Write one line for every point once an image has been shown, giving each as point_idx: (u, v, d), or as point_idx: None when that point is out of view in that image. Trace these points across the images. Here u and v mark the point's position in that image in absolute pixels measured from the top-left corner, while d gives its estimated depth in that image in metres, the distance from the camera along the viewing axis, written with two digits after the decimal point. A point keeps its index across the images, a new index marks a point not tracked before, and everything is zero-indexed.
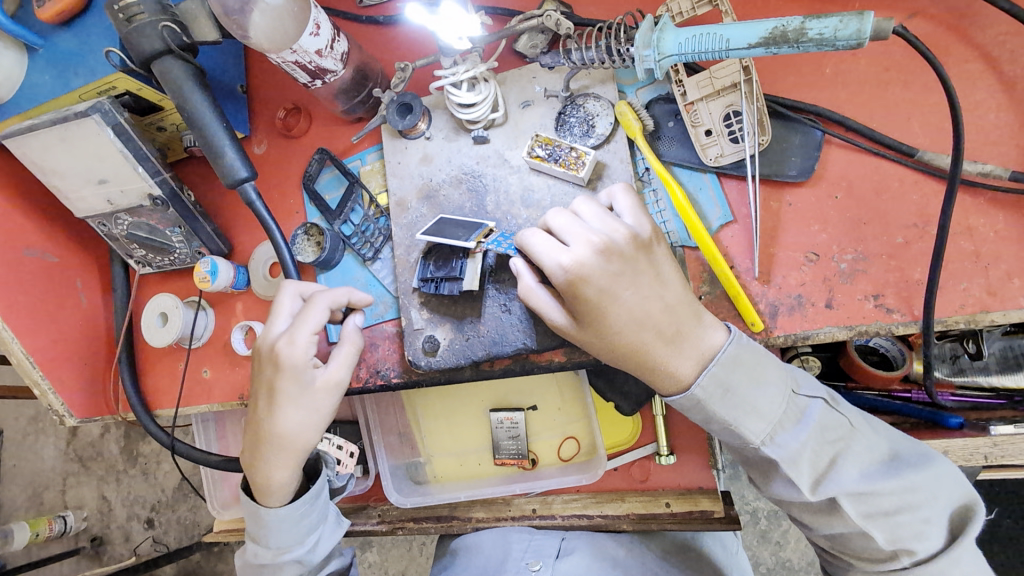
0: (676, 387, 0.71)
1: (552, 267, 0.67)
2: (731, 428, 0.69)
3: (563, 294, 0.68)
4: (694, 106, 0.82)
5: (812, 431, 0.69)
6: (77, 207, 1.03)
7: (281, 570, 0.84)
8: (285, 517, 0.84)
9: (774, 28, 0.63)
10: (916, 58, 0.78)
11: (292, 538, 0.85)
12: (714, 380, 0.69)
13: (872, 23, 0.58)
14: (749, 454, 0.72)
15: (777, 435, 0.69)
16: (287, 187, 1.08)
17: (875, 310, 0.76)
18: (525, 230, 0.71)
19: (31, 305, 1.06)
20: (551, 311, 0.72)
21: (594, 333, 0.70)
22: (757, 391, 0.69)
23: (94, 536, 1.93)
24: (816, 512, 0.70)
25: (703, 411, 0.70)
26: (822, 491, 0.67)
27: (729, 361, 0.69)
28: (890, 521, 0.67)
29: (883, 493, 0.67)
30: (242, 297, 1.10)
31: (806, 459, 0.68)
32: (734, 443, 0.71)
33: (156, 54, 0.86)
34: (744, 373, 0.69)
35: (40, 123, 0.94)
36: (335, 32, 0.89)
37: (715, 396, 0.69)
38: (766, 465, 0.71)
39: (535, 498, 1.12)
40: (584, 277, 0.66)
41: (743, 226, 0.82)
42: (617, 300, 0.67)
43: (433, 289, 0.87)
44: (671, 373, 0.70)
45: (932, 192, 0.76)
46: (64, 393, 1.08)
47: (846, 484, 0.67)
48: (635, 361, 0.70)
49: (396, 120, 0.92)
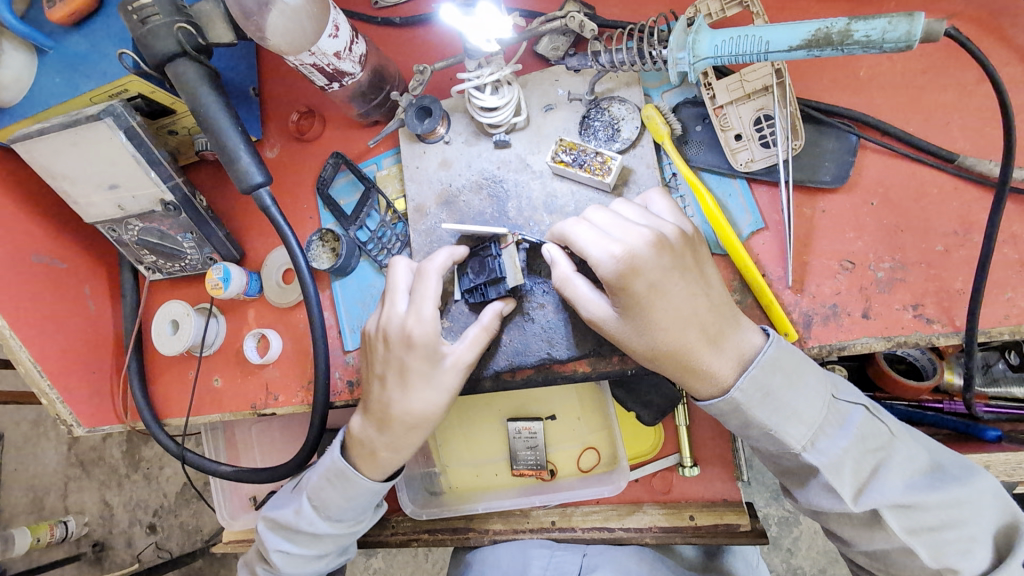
0: (715, 391, 0.69)
1: (598, 259, 0.65)
2: (772, 433, 0.68)
3: (608, 289, 0.65)
4: (724, 110, 0.79)
5: (854, 438, 0.67)
6: (87, 212, 1.00)
7: (323, 539, 0.88)
8: (364, 490, 0.85)
9: (817, 30, 0.61)
10: (954, 62, 0.76)
11: (353, 518, 0.88)
12: (754, 383, 0.67)
13: (922, 25, 0.56)
14: (787, 462, 0.70)
15: (818, 441, 0.67)
16: (301, 192, 1.06)
17: (914, 320, 0.74)
18: (566, 222, 0.70)
19: (39, 312, 1.03)
20: (586, 307, 0.70)
21: (635, 330, 0.67)
22: (799, 395, 0.67)
23: (95, 542, 1.90)
24: (857, 525, 0.67)
25: (740, 415, 0.68)
26: (864, 501, 0.65)
27: (770, 364, 0.67)
28: (933, 537, 0.65)
29: (926, 507, 0.64)
30: (255, 304, 1.08)
31: (847, 468, 0.66)
32: (773, 449, 0.69)
33: (170, 56, 0.83)
34: (784, 377, 0.67)
35: (50, 127, 0.92)
36: (354, 34, 0.87)
37: (755, 400, 0.67)
38: (804, 472, 0.69)
39: (554, 509, 1.09)
40: (633, 269, 0.64)
41: (775, 233, 0.80)
42: (665, 296, 0.65)
43: (479, 296, 0.85)
44: (713, 375, 0.68)
45: (973, 198, 0.74)
46: (73, 403, 1.05)
47: (890, 495, 0.64)
48: (675, 361, 0.67)
49: (415, 123, 0.90)
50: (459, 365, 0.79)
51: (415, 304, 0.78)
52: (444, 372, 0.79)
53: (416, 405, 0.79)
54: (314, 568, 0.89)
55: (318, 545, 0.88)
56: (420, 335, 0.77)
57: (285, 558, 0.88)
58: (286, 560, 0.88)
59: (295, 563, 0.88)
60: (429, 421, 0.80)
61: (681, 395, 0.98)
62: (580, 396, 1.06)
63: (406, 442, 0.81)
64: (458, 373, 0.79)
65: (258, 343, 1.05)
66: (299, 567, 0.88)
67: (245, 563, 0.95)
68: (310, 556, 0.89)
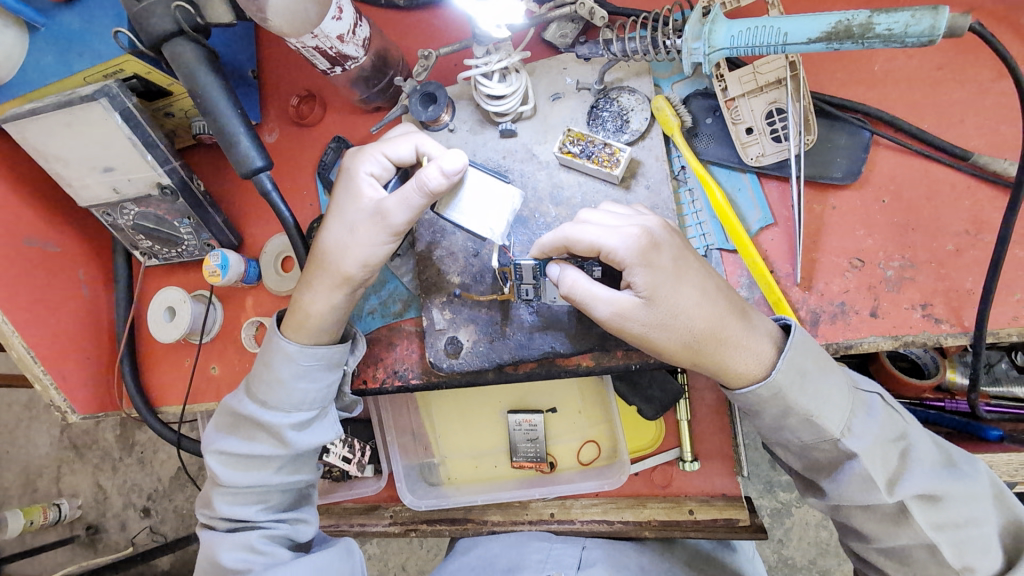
0: (757, 374, 0.67)
1: (624, 238, 0.64)
2: (812, 419, 0.65)
3: (632, 271, 0.64)
4: (736, 102, 0.77)
5: (880, 426, 0.66)
6: (81, 195, 0.98)
7: (256, 434, 0.84)
8: (285, 360, 0.82)
9: (838, 22, 0.59)
10: (973, 58, 0.75)
11: (284, 408, 0.83)
12: (792, 365, 0.65)
13: (947, 20, 0.55)
14: (818, 455, 0.67)
15: (853, 426, 0.65)
16: (301, 178, 1.04)
17: (923, 319, 0.73)
18: (563, 224, 0.68)
19: (31, 298, 1.01)
20: (607, 305, 0.66)
21: (667, 312, 0.65)
22: (832, 379, 0.66)
23: (89, 524, 1.89)
24: (881, 520, 0.65)
25: (781, 403, 0.66)
26: (898, 492, 0.63)
27: (800, 346, 0.66)
28: (955, 534, 0.64)
29: (948, 501, 0.63)
30: (253, 292, 1.06)
31: (879, 455, 0.65)
32: (808, 440, 0.67)
33: (167, 36, 0.81)
34: (815, 360, 0.66)
35: (42, 107, 0.90)
36: (358, 17, 0.85)
37: (795, 385, 0.65)
38: (836, 463, 0.66)
39: (552, 502, 1.09)
40: (655, 243, 0.64)
41: (784, 229, 0.79)
42: (688, 269, 0.66)
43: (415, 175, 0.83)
44: (752, 350, 0.66)
45: (986, 198, 0.73)
46: (66, 389, 1.04)
47: (923, 482, 0.63)
48: (715, 342, 0.66)
49: (419, 111, 0.87)
50: (373, 210, 0.77)
51: (371, 145, 0.79)
52: (360, 210, 0.78)
53: (330, 239, 0.80)
54: (253, 480, 0.83)
55: (254, 445, 0.83)
56: (349, 164, 0.80)
57: (220, 456, 0.84)
58: (229, 463, 0.84)
59: (234, 473, 0.84)
60: (338, 262, 0.79)
61: (682, 389, 0.97)
62: (581, 389, 1.06)
63: (318, 283, 0.81)
64: (369, 218, 0.77)
65: (256, 332, 1.05)
66: (238, 472, 0.84)
67: (200, 499, 0.89)
68: (248, 461, 0.84)
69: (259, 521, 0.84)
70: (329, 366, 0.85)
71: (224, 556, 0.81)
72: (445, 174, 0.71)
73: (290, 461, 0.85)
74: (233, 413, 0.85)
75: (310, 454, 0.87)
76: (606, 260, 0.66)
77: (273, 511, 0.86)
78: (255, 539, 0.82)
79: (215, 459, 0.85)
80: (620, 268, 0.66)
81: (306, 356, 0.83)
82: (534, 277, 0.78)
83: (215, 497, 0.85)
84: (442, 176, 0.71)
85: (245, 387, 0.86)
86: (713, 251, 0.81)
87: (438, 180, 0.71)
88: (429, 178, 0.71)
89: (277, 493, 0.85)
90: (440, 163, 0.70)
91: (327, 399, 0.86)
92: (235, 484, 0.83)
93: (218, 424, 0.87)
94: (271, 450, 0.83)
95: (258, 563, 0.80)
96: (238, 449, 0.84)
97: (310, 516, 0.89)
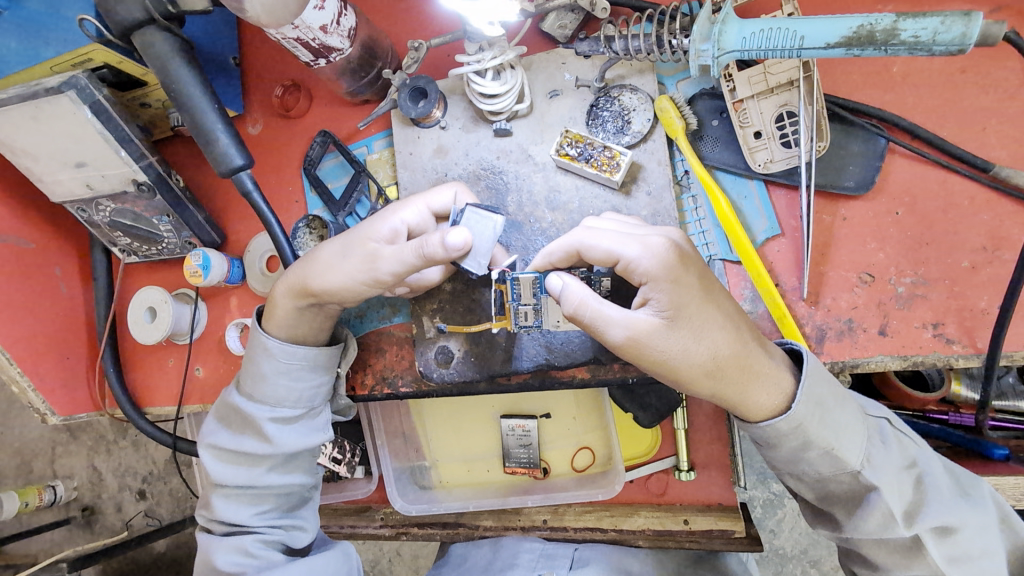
0: (778, 406, 0.64)
1: (650, 251, 0.62)
2: (832, 452, 0.62)
3: (657, 286, 0.61)
4: (744, 104, 0.73)
5: (894, 455, 0.63)
6: (53, 191, 0.93)
7: (246, 429, 0.81)
8: (266, 356, 0.80)
9: (860, 26, 0.55)
10: (997, 62, 0.70)
11: (268, 403, 0.81)
12: (810, 396, 0.62)
13: (980, 27, 0.51)
14: (834, 487, 0.64)
15: (873, 457, 0.63)
16: (286, 174, 0.99)
17: (933, 340, 0.70)
18: (580, 229, 0.66)
19: (7, 296, 0.97)
20: (622, 327, 0.62)
21: (692, 337, 0.61)
22: (846, 408, 0.63)
23: (85, 506, 1.88)
24: (893, 552, 0.63)
25: (801, 435, 0.62)
26: (917, 525, 0.61)
27: (817, 373, 0.63)
28: (969, 567, 0.61)
29: (963, 533, 0.61)
30: (237, 292, 1.03)
31: (897, 486, 0.62)
32: (828, 471, 0.64)
33: (137, 24, 0.75)
34: (832, 389, 0.63)
35: (6, 99, 0.84)
36: (342, 5, 0.79)
37: (815, 416, 0.62)
38: (855, 495, 0.63)
39: (546, 507, 1.07)
40: (684, 260, 0.62)
41: (791, 240, 0.75)
42: (713, 291, 0.63)
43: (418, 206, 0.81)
44: (776, 380, 0.63)
45: (1005, 212, 0.70)
46: (45, 391, 1.00)
47: (941, 514, 0.61)
48: (742, 369, 0.62)
49: (408, 106, 0.82)
50: (372, 247, 0.73)
51: (414, 196, 0.77)
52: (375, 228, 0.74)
53: (320, 255, 0.76)
54: (246, 482, 0.80)
55: (241, 440, 0.81)
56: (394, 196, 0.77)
57: (212, 455, 0.81)
58: (222, 465, 0.81)
59: (225, 470, 0.81)
60: (343, 270, 0.73)
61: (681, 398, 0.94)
62: (577, 396, 1.03)
63: (317, 296, 0.76)
64: (364, 249, 0.73)
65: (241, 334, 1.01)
66: (232, 474, 0.80)
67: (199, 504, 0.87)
68: (237, 457, 0.81)
69: (254, 526, 0.80)
70: (313, 367, 0.82)
71: (221, 559, 0.79)
72: (446, 246, 0.65)
73: (285, 463, 0.82)
74: (230, 411, 0.82)
75: (302, 458, 0.84)
76: (623, 270, 0.63)
77: (269, 516, 0.82)
78: (249, 543, 0.79)
79: (209, 459, 0.82)
80: (640, 282, 0.63)
81: (287, 355, 0.80)
82: (534, 297, 0.73)
83: (213, 498, 0.82)
84: (443, 249, 0.66)
85: (237, 384, 0.84)
86: (716, 262, 0.78)
87: (436, 250, 0.66)
88: (429, 245, 0.66)
89: (273, 497, 0.82)
90: (445, 235, 0.65)
91: (319, 401, 0.84)
92: (228, 484, 0.81)
93: (214, 424, 0.84)
94: (256, 447, 0.80)
95: (251, 567, 0.78)
96: (229, 449, 0.81)
97: (308, 523, 0.86)
